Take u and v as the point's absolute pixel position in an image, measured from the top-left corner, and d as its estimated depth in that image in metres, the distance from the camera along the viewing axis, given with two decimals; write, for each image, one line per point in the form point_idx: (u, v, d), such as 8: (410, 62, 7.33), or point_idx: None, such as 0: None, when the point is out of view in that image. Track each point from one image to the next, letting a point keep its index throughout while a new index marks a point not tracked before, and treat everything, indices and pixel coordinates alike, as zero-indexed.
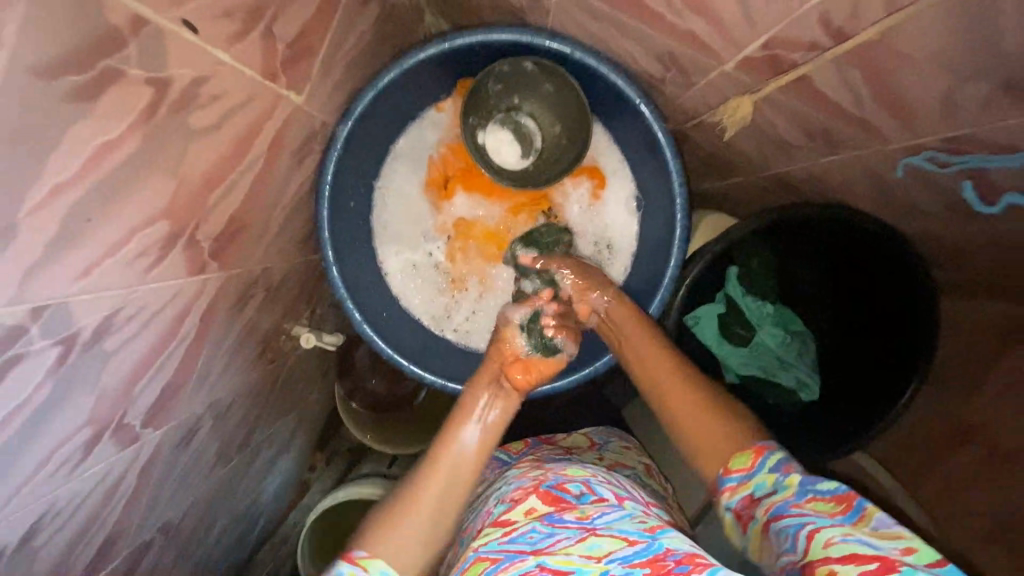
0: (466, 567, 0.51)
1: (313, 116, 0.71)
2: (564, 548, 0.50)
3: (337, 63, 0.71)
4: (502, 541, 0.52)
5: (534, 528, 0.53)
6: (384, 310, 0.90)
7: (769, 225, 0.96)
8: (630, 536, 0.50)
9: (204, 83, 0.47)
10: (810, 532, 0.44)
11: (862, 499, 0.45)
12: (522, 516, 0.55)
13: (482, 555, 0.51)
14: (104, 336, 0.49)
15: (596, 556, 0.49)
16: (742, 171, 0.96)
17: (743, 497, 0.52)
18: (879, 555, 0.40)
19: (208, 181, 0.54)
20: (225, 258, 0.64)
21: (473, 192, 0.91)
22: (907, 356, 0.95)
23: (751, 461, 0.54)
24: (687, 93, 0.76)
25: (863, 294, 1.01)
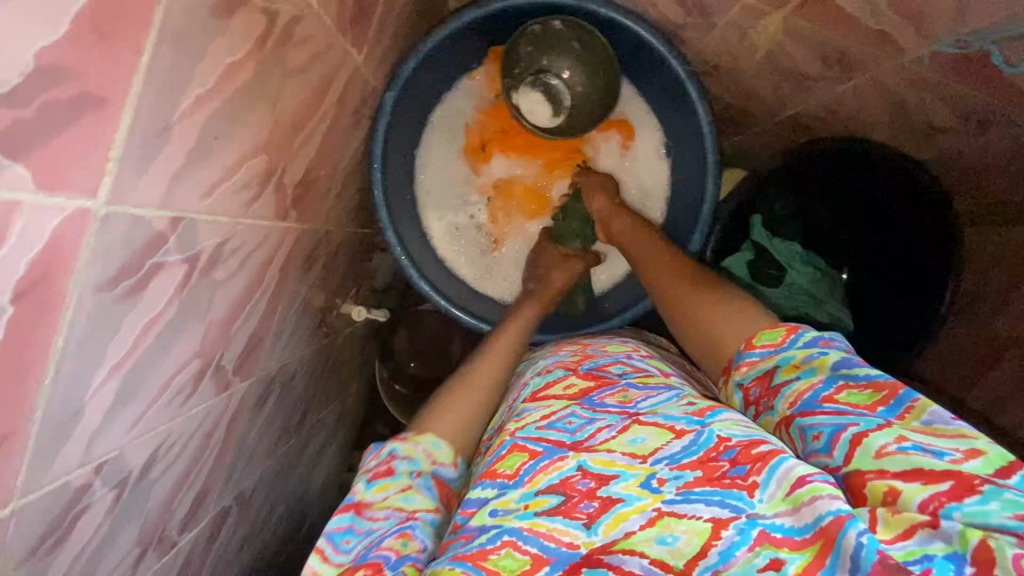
0: (504, 454, 0.52)
1: (367, 81, 0.77)
2: (605, 446, 0.49)
3: (386, 30, 0.76)
4: (540, 428, 0.53)
5: (574, 414, 0.55)
6: (435, 272, 0.94)
7: (788, 165, 1.03)
8: (677, 426, 0.49)
9: (297, 25, 0.52)
10: (855, 436, 0.42)
11: (908, 391, 0.44)
12: (562, 403, 0.58)
13: (520, 445, 0.52)
14: (216, 265, 0.53)
15: (640, 456, 0.48)
16: (760, 120, 1.01)
17: (758, 375, 0.53)
18: (948, 470, 0.39)
19: (293, 125, 0.59)
20: (300, 210, 0.69)
21: (510, 153, 0.96)
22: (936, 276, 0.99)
23: (784, 338, 0.53)
24: (708, 35, 0.82)
25: (884, 225, 1.07)
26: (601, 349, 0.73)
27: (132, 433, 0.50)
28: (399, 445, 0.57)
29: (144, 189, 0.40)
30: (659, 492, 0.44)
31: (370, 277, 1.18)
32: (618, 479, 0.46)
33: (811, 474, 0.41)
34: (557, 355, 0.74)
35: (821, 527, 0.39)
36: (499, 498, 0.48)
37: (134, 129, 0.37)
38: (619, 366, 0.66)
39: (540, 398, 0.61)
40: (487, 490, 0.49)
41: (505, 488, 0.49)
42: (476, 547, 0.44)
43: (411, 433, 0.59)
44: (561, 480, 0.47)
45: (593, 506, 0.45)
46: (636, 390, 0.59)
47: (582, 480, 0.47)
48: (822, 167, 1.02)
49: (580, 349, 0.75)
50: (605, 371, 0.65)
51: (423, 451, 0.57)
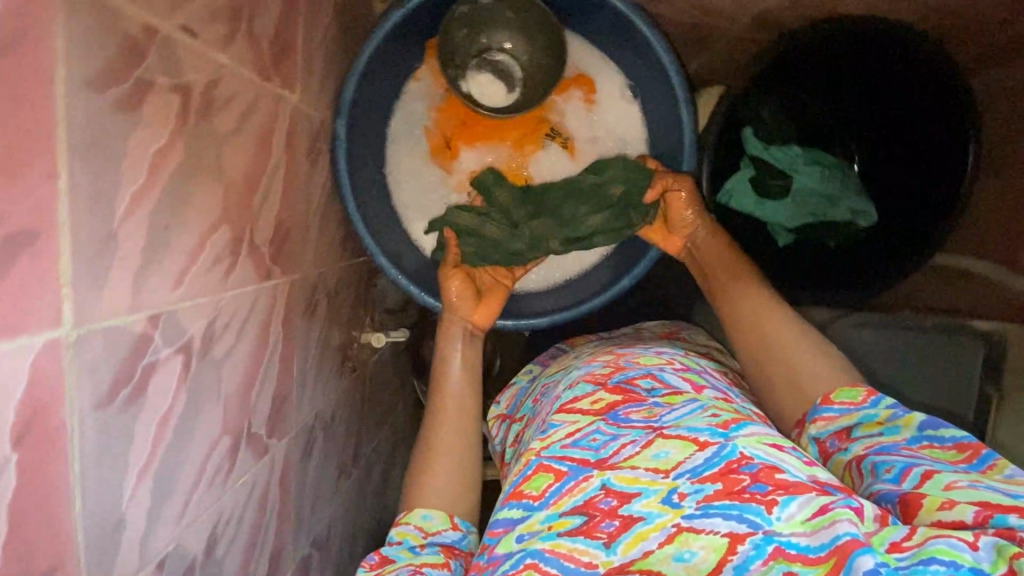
0: (529, 474, 0.57)
1: (312, 115, 0.75)
2: (629, 463, 0.54)
3: (316, 59, 0.74)
4: (565, 445, 0.58)
5: (599, 430, 0.59)
6: (436, 282, 0.94)
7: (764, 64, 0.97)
8: (700, 439, 0.54)
9: (216, 86, 0.51)
10: (927, 472, 0.51)
11: (989, 452, 0.53)
12: (588, 418, 0.61)
13: (545, 465, 0.57)
14: (213, 344, 0.54)
15: (662, 471, 0.53)
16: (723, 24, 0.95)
17: (835, 429, 0.61)
18: (1014, 504, 0.46)
19: (246, 186, 0.58)
20: (283, 263, 0.69)
21: (476, 142, 0.93)
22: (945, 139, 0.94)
23: (862, 399, 0.61)
24: None
25: (873, 104, 1.03)
26: (632, 359, 0.71)
27: (183, 522, 0.52)
28: (394, 532, 0.70)
29: (109, 300, 0.40)
30: (679, 507, 0.50)
31: (382, 301, 1.19)
32: (638, 498, 0.51)
33: (832, 501, 0.47)
34: (590, 364, 0.72)
35: (836, 546, 0.44)
36: (524, 521, 0.54)
37: (75, 246, 0.37)
38: (649, 380, 0.66)
39: (565, 411, 0.63)
40: (514, 510, 0.56)
41: (531, 509, 0.54)
42: (503, 572, 0.51)
43: (402, 517, 0.73)
44: (585, 501, 0.53)
45: (613, 526, 0.50)
46: (663, 404, 0.61)
47: (604, 499, 0.52)
48: (807, 47, 0.96)
49: (612, 357, 0.73)
50: (633, 384, 0.65)
51: (415, 527, 0.70)
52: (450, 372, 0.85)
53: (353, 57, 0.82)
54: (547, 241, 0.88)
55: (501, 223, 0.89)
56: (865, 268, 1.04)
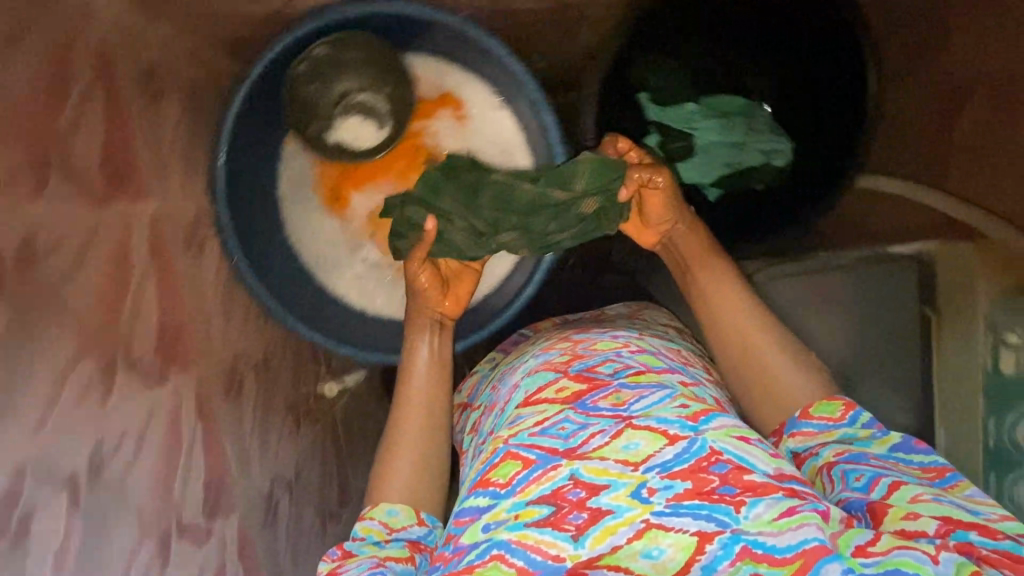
0: (498, 463, 0.61)
1: (182, 211, 0.78)
2: (597, 453, 0.58)
3: (170, 158, 0.76)
4: (534, 433, 0.62)
5: (568, 418, 0.62)
6: (359, 327, 0.96)
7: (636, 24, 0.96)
8: (669, 431, 0.58)
9: (35, 239, 0.54)
10: (895, 483, 0.58)
11: (952, 472, 0.61)
12: (555, 408, 0.64)
13: (514, 453, 0.61)
14: (105, 467, 0.59)
15: (632, 463, 0.57)
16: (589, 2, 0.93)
17: (812, 443, 0.68)
18: (973, 522, 0.54)
19: (106, 313, 0.62)
20: (182, 361, 0.73)
21: (363, 185, 0.94)
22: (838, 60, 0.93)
23: (840, 414, 0.69)
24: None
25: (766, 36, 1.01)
26: (590, 344, 0.74)
27: None
28: (358, 526, 0.72)
29: None
30: (648, 502, 0.54)
31: None
32: (607, 490, 0.55)
33: (799, 504, 0.53)
34: (547, 354, 0.76)
35: (803, 549, 0.49)
36: (490, 509, 0.57)
37: None
38: (609, 364, 0.69)
39: (533, 403, 0.67)
40: (480, 498, 0.59)
41: (499, 496, 0.58)
42: (469, 561, 0.54)
43: (368, 510, 0.74)
44: (552, 491, 0.56)
45: (581, 517, 0.54)
46: (629, 389, 0.65)
47: (573, 490, 0.56)
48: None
49: (568, 344, 0.76)
50: (596, 371, 0.68)
51: (380, 522, 0.72)
52: (415, 369, 0.81)
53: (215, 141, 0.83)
54: (517, 250, 0.85)
55: (466, 233, 0.84)
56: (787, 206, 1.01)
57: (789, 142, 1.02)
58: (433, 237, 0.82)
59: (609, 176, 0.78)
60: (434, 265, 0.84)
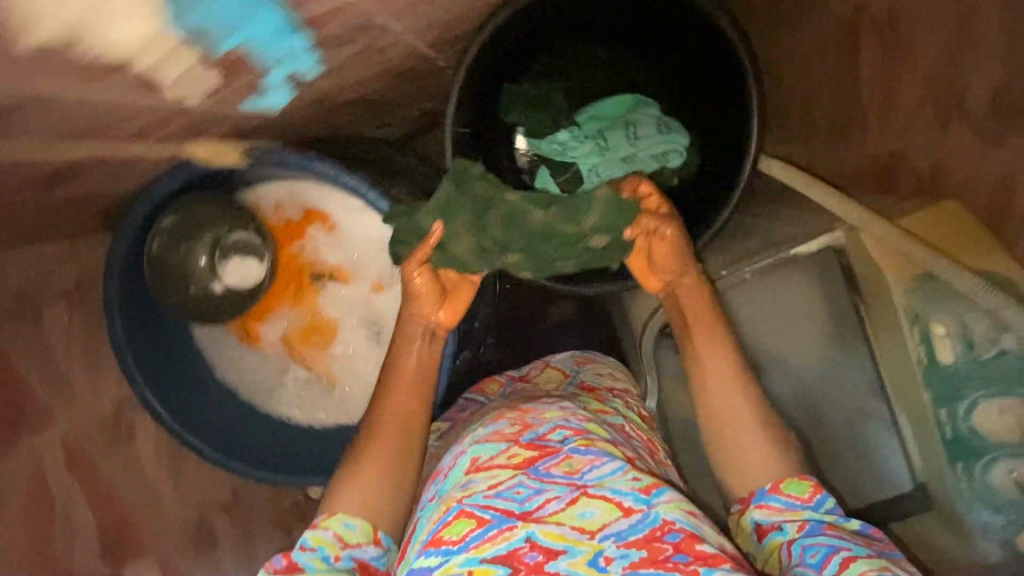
0: (448, 519, 0.58)
1: (95, 415, 0.85)
2: (554, 518, 0.57)
3: (70, 371, 0.83)
4: (488, 496, 0.59)
5: (523, 483, 0.60)
6: (304, 448, 0.95)
7: (501, 49, 0.89)
8: (624, 502, 0.58)
9: None
10: (846, 560, 0.55)
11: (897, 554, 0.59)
12: (508, 471, 0.62)
13: (467, 510, 0.58)
14: None
15: (587, 531, 0.57)
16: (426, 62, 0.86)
17: (778, 518, 0.62)
18: None
19: (32, 557, 0.75)
20: (132, 550, 0.84)
21: (266, 317, 0.95)
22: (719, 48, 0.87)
23: (810, 495, 0.63)
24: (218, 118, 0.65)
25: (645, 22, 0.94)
26: (539, 411, 0.69)
27: None
28: (308, 536, 0.63)
29: None
30: (606, 571, 0.54)
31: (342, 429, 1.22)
32: (564, 555, 0.55)
33: None
34: (495, 423, 0.70)
35: None
36: (443, 564, 0.56)
37: None
38: (561, 426, 0.66)
39: (484, 468, 0.63)
40: (431, 558, 0.56)
41: (449, 551, 0.56)
42: None
43: (323, 517, 0.65)
44: (508, 552, 0.55)
45: None
46: (581, 454, 0.62)
47: (529, 553, 0.55)
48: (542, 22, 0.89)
49: (518, 413, 0.70)
50: (548, 436, 0.65)
51: (334, 534, 0.63)
52: (401, 373, 0.74)
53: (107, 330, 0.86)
54: (516, 273, 0.79)
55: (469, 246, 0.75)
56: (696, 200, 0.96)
57: (681, 136, 0.93)
58: (439, 242, 0.74)
59: (622, 215, 0.75)
60: (433, 271, 0.75)
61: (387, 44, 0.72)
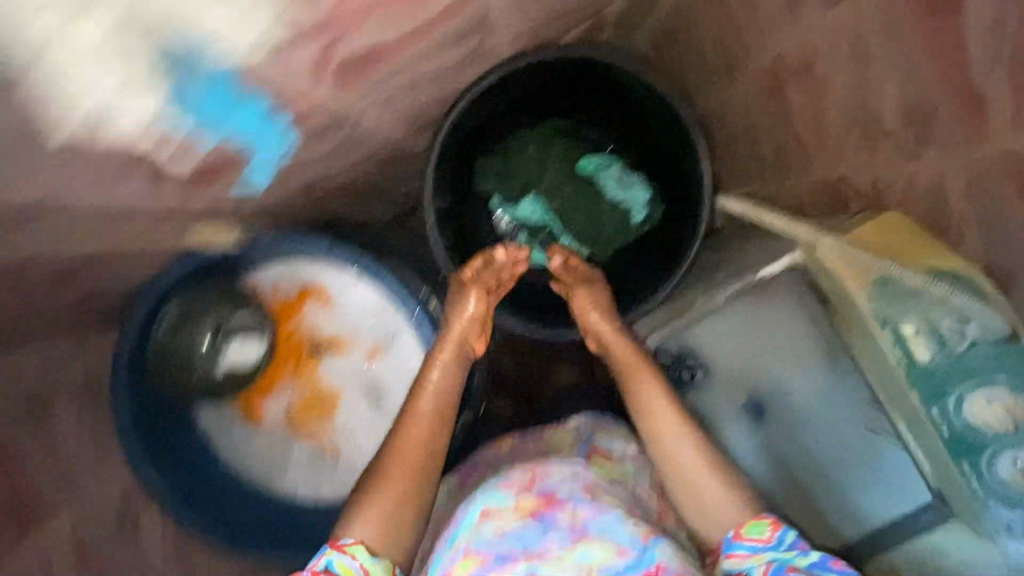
0: (458, 559, 0.66)
1: (105, 496, 0.86)
2: (558, 561, 0.64)
3: (81, 456, 0.85)
4: (496, 537, 0.67)
5: (528, 526, 0.67)
6: (316, 520, 0.98)
7: (462, 145, 0.98)
8: (619, 543, 0.66)
9: None
10: None
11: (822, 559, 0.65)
12: (514, 517, 0.68)
13: (472, 552, 0.66)
14: None
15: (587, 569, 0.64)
16: (407, 147, 0.94)
17: None
18: None
19: None
20: None
21: (269, 393, 0.99)
22: (656, 100, 0.93)
23: (769, 532, 0.69)
24: (223, 202, 0.76)
25: (585, 96, 1.03)
26: (551, 466, 0.75)
27: None
28: (337, 561, 0.65)
29: None
30: None
31: None
32: None
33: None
34: (506, 477, 0.75)
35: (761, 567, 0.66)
36: None
37: None
38: (568, 487, 0.72)
39: (490, 517, 0.68)
40: None
41: None
42: None
43: (350, 541, 0.67)
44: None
45: None
46: (585, 505, 0.69)
47: None
48: (489, 102, 0.96)
49: (529, 468, 0.75)
50: (554, 491, 0.70)
51: (359, 565, 0.65)
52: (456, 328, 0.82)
53: (116, 416, 0.86)
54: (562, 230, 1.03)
55: (546, 172, 1.04)
56: (673, 239, 0.99)
57: (637, 193, 1.02)
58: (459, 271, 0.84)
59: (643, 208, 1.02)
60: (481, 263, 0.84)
61: (374, 138, 0.84)
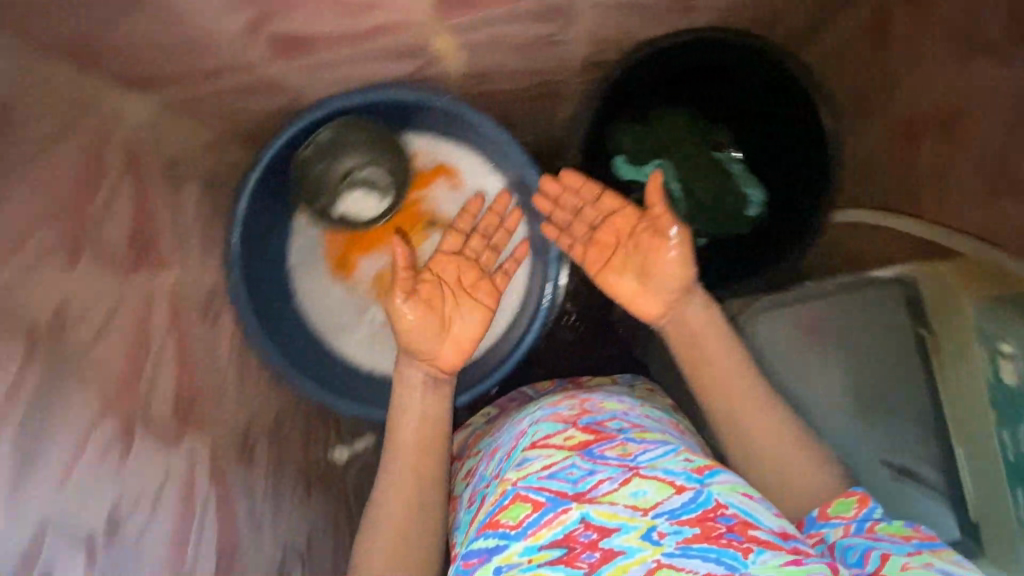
0: (507, 504, 0.61)
1: (199, 282, 0.84)
2: (607, 499, 0.60)
3: (190, 235, 0.84)
4: (543, 477, 0.63)
5: (575, 464, 0.64)
6: (363, 385, 1.00)
7: (617, 96, 1.02)
8: (675, 481, 0.61)
9: (64, 309, 0.59)
10: (884, 554, 0.58)
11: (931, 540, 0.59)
12: (564, 454, 0.66)
13: (522, 494, 0.61)
14: (120, 526, 0.60)
15: (641, 508, 0.59)
16: (563, 80, 1.00)
17: (698, 536, 0.56)
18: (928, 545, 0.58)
19: (129, 374, 0.66)
20: (197, 422, 0.76)
21: (366, 252, 1.03)
22: (800, 115, 0.97)
23: (856, 511, 0.64)
24: (443, 58, 0.84)
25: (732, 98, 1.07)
26: (596, 402, 0.75)
27: None
28: None
29: None
30: (658, 543, 0.56)
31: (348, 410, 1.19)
32: (619, 532, 0.57)
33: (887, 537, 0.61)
34: (554, 408, 0.75)
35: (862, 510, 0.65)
36: (501, 553, 0.58)
37: None
38: (616, 420, 0.72)
39: (540, 447, 0.68)
40: (489, 540, 0.60)
41: (510, 537, 0.59)
42: None
43: None
44: (564, 534, 0.58)
45: (595, 556, 0.56)
46: (634, 442, 0.67)
47: (585, 532, 0.58)
48: (652, 67, 1.00)
49: (575, 401, 0.75)
50: (602, 425, 0.70)
51: None
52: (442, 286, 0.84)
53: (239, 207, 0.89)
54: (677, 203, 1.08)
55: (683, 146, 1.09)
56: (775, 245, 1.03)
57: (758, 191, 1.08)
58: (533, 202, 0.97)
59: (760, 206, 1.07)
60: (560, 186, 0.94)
61: (564, 59, 0.93)
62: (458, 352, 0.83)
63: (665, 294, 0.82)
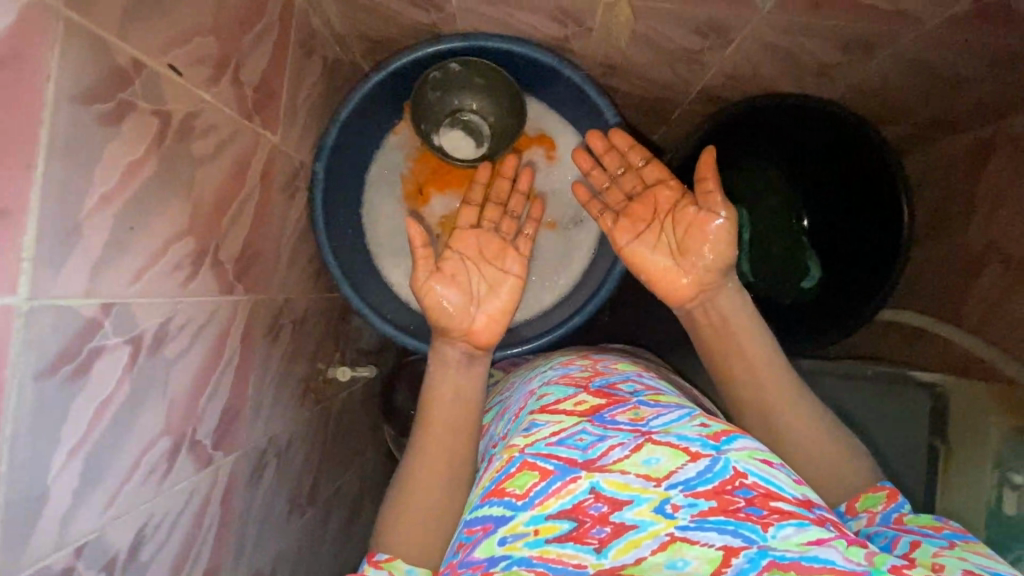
0: (513, 472, 0.51)
1: (291, 155, 0.84)
2: (618, 466, 0.49)
3: (300, 108, 0.85)
4: (550, 443, 0.52)
5: (585, 430, 0.53)
6: (393, 311, 1.01)
7: (723, 136, 1.05)
8: (692, 447, 0.49)
9: (195, 117, 0.59)
10: (913, 543, 0.52)
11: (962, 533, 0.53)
12: (573, 419, 0.55)
13: (529, 462, 0.50)
14: (164, 343, 0.59)
15: (654, 479, 0.48)
16: (677, 104, 1.04)
17: (715, 504, 0.46)
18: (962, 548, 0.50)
19: (216, 206, 0.65)
20: (249, 280, 0.75)
21: (443, 190, 1.04)
22: (879, 213, 1.00)
23: (884, 507, 0.59)
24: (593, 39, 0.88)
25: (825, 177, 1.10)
26: (610, 365, 0.67)
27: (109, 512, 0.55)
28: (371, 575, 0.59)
29: (63, 280, 0.45)
30: (673, 517, 0.46)
31: (357, 339, 1.18)
32: (631, 504, 0.47)
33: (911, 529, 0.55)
34: (567, 368, 0.67)
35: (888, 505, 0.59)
36: (505, 523, 0.48)
37: (42, 235, 0.43)
38: (630, 383, 0.62)
39: (548, 411, 0.57)
40: (493, 508, 0.49)
41: (514, 507, 0.48)
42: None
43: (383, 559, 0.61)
44: (573, 505, 0.47)
45: (604, 531, 0.46)
46: (648, 406, 0.56)
47: (595, 504, 0.47)
48: (765, 122, 1.03)
49: (589, 363, 0.68)
50: (616, 388, 0.60)
51: None
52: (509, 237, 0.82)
53: (344, 105, 0.91)
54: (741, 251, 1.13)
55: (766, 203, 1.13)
56: (818, 322, 1.06)
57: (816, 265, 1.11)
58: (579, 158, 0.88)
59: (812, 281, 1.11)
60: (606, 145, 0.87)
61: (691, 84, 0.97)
62: (489, 327, 0.75)
63: (703, 273, 0.74)
